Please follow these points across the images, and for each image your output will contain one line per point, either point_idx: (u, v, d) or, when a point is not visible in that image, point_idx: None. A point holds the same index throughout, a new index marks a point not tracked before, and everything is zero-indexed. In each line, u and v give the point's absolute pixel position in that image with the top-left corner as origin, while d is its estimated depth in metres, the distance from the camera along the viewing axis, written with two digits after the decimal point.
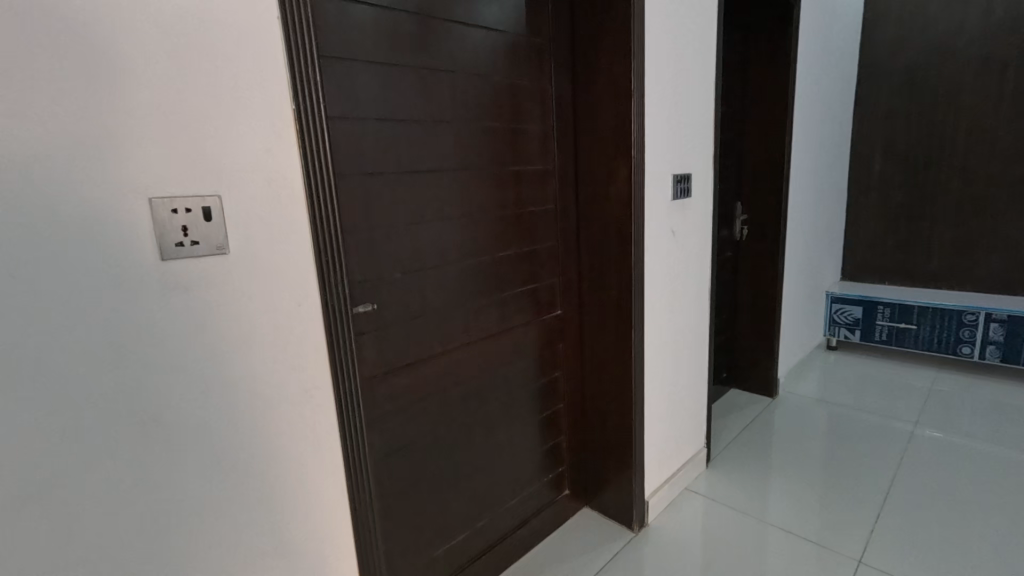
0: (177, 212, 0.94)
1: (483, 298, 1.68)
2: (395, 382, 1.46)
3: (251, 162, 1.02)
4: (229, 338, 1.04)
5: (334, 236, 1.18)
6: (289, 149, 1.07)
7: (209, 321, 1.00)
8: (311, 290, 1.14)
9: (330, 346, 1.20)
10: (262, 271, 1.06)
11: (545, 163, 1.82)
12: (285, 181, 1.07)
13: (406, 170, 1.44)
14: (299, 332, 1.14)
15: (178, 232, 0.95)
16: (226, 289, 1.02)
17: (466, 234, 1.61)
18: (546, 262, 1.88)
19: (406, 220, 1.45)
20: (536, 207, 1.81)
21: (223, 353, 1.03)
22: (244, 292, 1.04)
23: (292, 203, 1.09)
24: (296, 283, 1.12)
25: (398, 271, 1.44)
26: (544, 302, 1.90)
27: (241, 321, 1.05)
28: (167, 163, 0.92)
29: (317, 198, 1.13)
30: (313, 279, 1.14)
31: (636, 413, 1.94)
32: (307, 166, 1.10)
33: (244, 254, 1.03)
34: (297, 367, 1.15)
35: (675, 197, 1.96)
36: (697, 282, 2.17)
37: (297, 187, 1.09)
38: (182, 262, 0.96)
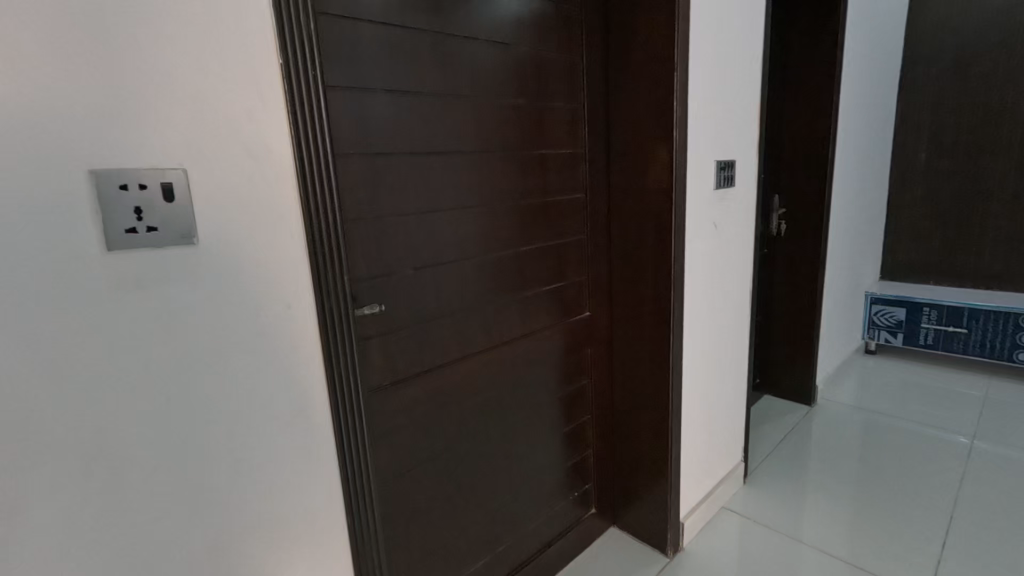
0: (129, 189, 0.75)
1: (504, 299, 1.50)
2: (405, 394, 1.28)
3: (228, 133, 0.84)
4: (200, 346, 0.85)
5: (336, 224, 1.00)
6: (278, 119, 0.89)
7: (175, 325, 0.83)
8: (306, 288, 0.97)
9: (327, 356, 1.02)
10: (239, 266, 0.88)
11: (574, 148, 1.63)
12: (272, 157, 0.89)
13: (418, 152, 1.25)
14: (289, 337, 0.96)
15: (130, 215, 0.76)
16: (198, 286, 0.84)
17: (485, 227, 1.42)
18: (574, 259, 1.68)
19: (418, 209, 1.26)
20: (564, 196, 1.62)
21: (194, 364, 0.85)
22: (220, 290, 0.86)
23: (279, 184, 0.90)
24: (285, 282, 0.93)
25: (410, 267, 1.26)
26: (572, 303, 1.71)
27: (217, 324, 0.87)
28: (119, 128, 0.74)
29: (314, 179, 0.95)
30: (308, 277, 0.97)
31: (674, 426, 1.75)
32: (299, 140, 0.92)
33: (220, 244, 0.85)
34: (289, 380, 0.97)
35: (719, 185, 1.75)
36: (739, 281, 1.96)
37: (286, 163, 0.91)
38: (140, 253, 0.78)
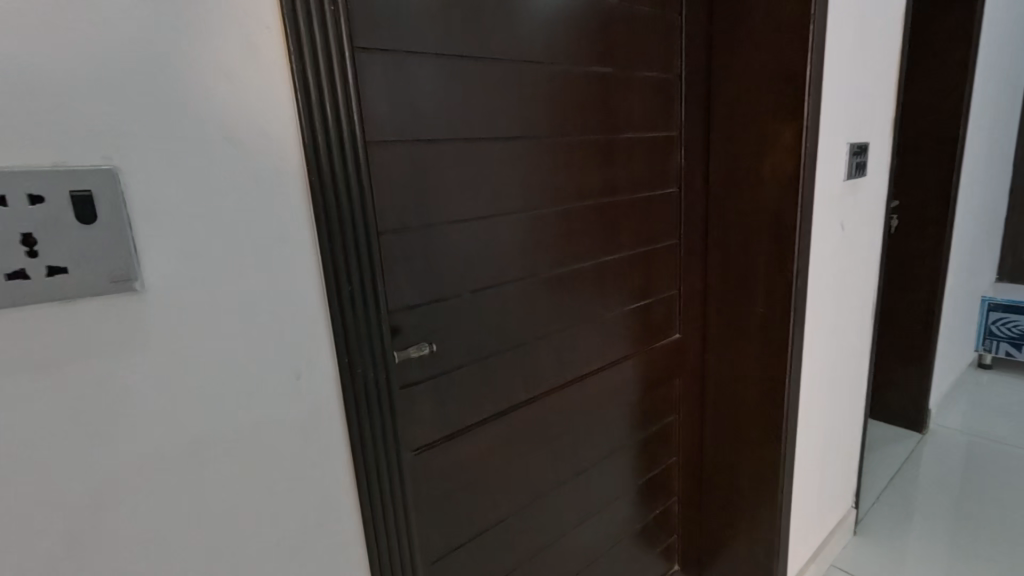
0: (13, 204, 0.47)
1: (581, 322, 1.19)
2: (460, 450, 1.00)
3: (194, 117, 0.55)
4: (167, 437, 0.57)
5: (368, 242, 0.71)
6: (279, 93, 0.60)
7: (124, 411, 0.55)
8: (328, 335, 0.68)
9: (356, 422, 0.73)
10: (219, 314, 0.59)
11: (667, 130, 1.29)
12: (268, 150, 0.60)
13: (475, 140, 0.96)
14: (302, 404, 0.67)
15: (15, 247, 0.47)
16: (154, 350, 0.55)
17: (556, 233, 1.11)
18: (663, 269, 1.36)
19: (476, 214, 0.97)
20: (655, 192, 1.29)
21: (159, 464, 0.57)
22: (190, 354, 0.58)
23: (282, 189, 0.61)
24: (295, 328, 0.65)
25: (466, 288, 0.97)
26: (659, 323, 1.39)
27: (189, 403, 0.58)
28: (10, 111, 0.46)
29: (334, 179, 0.66)
30: (329, 317, 0.68)
31: (786, 475, 1.41)
32: (313, 123, 0.63)
33: (192, 284, 0.57)
34: (303, 463, 0.69)
35: (852, 174, 1.38)
36: (862, 293, 1.58)
37: (294, 159, 0.62)
38: (48, 308, 0.50)
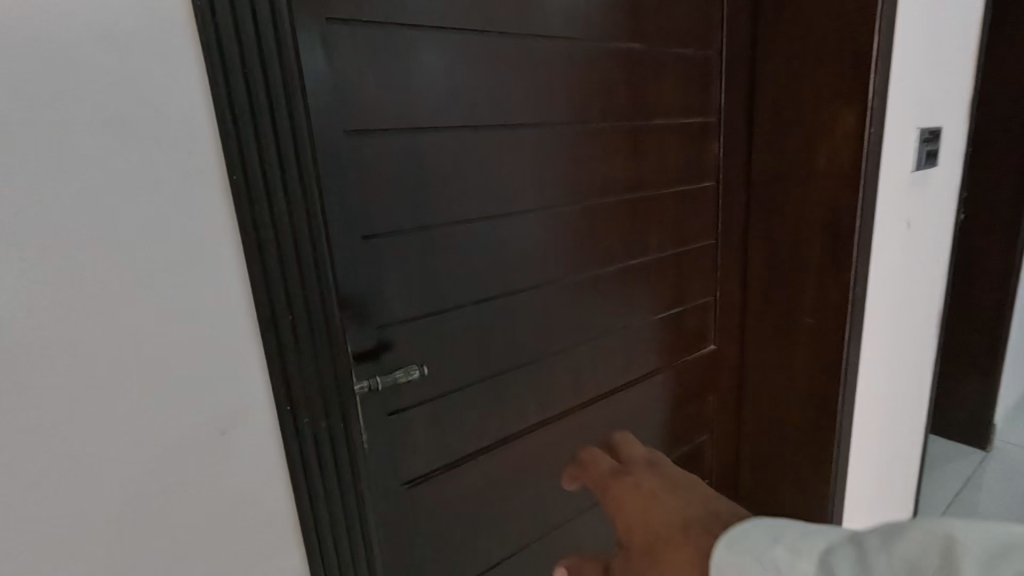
0: None
1: (603, 334, 1.05)
2: (461, 480, 0.89)
3: (95, 108, 0.44)
4: (65, 497, 0.47)
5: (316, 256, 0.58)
6: (217, 71, 0.49)
7: (18, 473, 0.44)
8: (293, 362, 0.58)
9: (308, 472, 0.61)
10: (136, 348, 0.49)
11: (703, 115, 1.13)
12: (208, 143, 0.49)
13: (480, 127, 0.82)
14: (263, 445, 0.57)
15: None
16: (52, 397, 0.45)
17: (574, 235, 0.97)
18: (698, 272, 1.20)
19: (481, 214, 0.84)
20: (689, 186, 1.13)
21: (56, 530, 0.47)
22: (88, 399, 0.47)
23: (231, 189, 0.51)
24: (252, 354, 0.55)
25: (468, 299, 0.85)
26: (692, 333, 1.23)
27: (92, 457, 0.48)
28: None
29: (271, 178, 0.54)
30: (294, 340, 0.57)
31: (836, 504, 1.25)
32: (270, 108, 0.53)
33: (107, 311, 0.47)
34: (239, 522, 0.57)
35: (921, 164, 1.19)
36: (927, 298, 1.39)
37: (244, 154, 0.52)
38: None
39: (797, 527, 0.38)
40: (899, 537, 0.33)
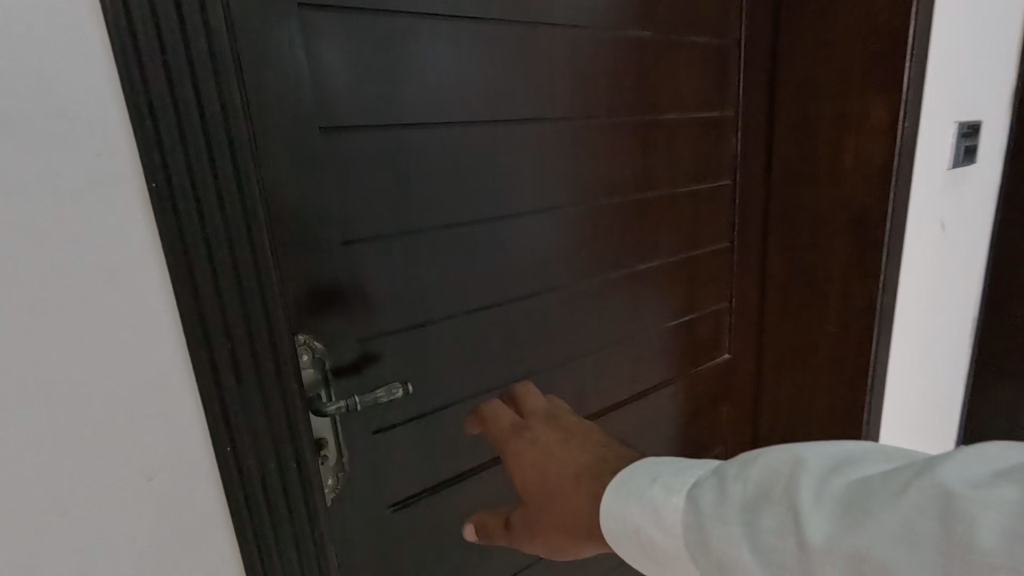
0: None
1: (609, 345, 0.98)
2: (455, 502, 0.83)
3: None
4: None
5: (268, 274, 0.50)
6: (147, 57, 0.41)
7: None
8: (258, 390, 0.51)
9: (266, 513, 0.54)
10: (66, 381, 0.42)
11: (719, 109, 1.05)
12: (152, 143, 0.42)
13: (473, 123, 0.76)
14: (224, 482, 0.51)
15: None
16: None
17: (577, 238, 0.90)
18: (712, 278, 1.13)
19: (475, 217, 0.78)
20: (704, 186, 1.06)
21: None
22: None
23: (180, 197, 0.44)
24: (209, 385, 0.48)
25: (461, 309, 0.79)
26: (706, 343, 1.16)
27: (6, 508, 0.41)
28: None
29: (216, 187, 0.46)
30: (260, 366, 0.51)
31: None
32: (228, 105, 0.46)
33: (20, 343, 0.40)
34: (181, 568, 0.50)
35: (957, 161, 1.10)
36: (960, 305, 1.30)
37: (196, 157, 0.45)
38: None
39: (675, 464, 0.43)
40: (758, 463, 0.37)
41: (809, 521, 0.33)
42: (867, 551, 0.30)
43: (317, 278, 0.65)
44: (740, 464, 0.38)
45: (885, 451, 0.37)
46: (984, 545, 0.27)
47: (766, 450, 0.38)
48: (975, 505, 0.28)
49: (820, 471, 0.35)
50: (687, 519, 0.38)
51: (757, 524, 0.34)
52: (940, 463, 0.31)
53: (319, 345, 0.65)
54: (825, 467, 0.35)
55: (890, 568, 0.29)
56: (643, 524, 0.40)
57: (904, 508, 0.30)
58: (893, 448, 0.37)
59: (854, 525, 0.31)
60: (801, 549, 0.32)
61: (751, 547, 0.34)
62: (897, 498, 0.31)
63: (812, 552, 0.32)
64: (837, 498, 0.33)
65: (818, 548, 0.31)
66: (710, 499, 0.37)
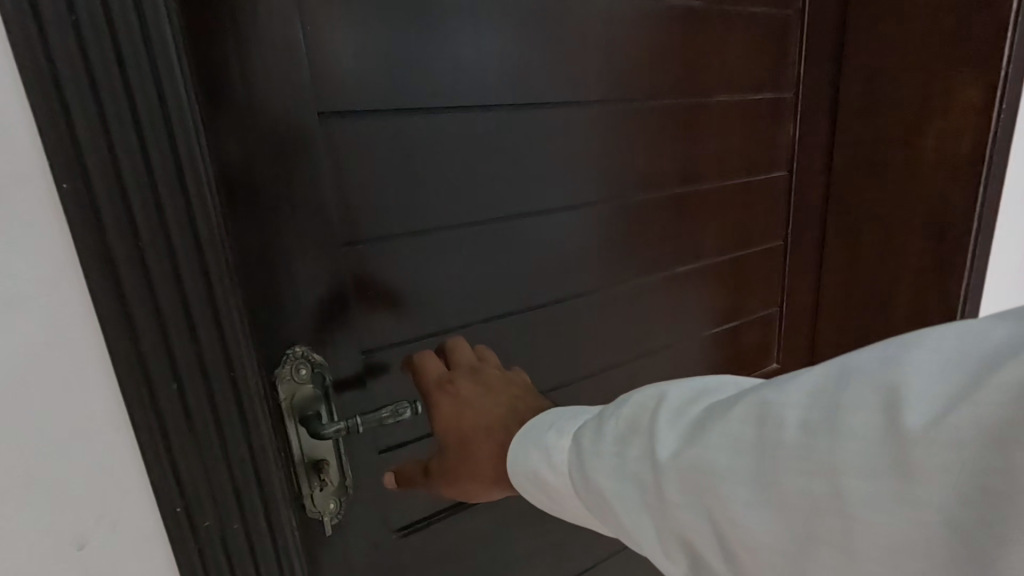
0: None
1: (646, 353, 0.89)
2: (473, 524, 0.76)
3: None
4: None
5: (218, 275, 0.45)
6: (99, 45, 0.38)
7: None
8: (232, 397, 0.47)
9: (231, 532, 0.50)
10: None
11: (779, 91, 0.93)
12: (102, 129, 0.39)
13: (497, 108, 0.67)
14: (197, 494, 0.47)
15: None
16: None
17: (610, 237, 0.81)
18: (764, 280, 1.01)
19: (499, 213, 0.70)
20: (756, 177, 0.94)
21: None
22: None
23: (136, 187, 0.41)
24: (177, 390, 0.45)
25: (482, 315, 0.71)
26: (754, 352, 1.05)
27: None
28: None
29: (172, 188, 0.42)
30: (232, 372, 0.47)
31: None
32: (189, 87, 0.42)
33: None
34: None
35: None
36: None
37: (155, 145, 0.41)
38: None
39: (572, 413, 0.46)
40: (629, 401, 0.40)
41: (663, 441, 0.36)
42: (702, 460, 0.33)
43: (315, 281, 0.58)
44: (615, 403, 0.41)
45: (738, 383, 0.40)
46: (785, 439, 0.30)
47: (638, 390, 0.41)
48: (779, 407, 0.31)
49: (675, 403, 0.38)
50: (571, 456, 0.41)
51: (623, 450, 0.37)
52: (771, 380, 0.34)
53: (317, 356, 0.59)
54: (685, 397, 0.38)
55: (715, 470, 0.32)
56: (541, 465, 0.43)
57: (734, 417, 0.33)
58: (747, 380, 0.40)
59: (694, 439, 0.34)
60: (654, 465, 0.35)
61: (616, 470, 0.37)
62: (728, 411, 0.34)
63: (660, 467, 0.35)
64: (690, 421, 0.36)
65: (665, 463, 0.34)
66: (589, 435, 0.40)
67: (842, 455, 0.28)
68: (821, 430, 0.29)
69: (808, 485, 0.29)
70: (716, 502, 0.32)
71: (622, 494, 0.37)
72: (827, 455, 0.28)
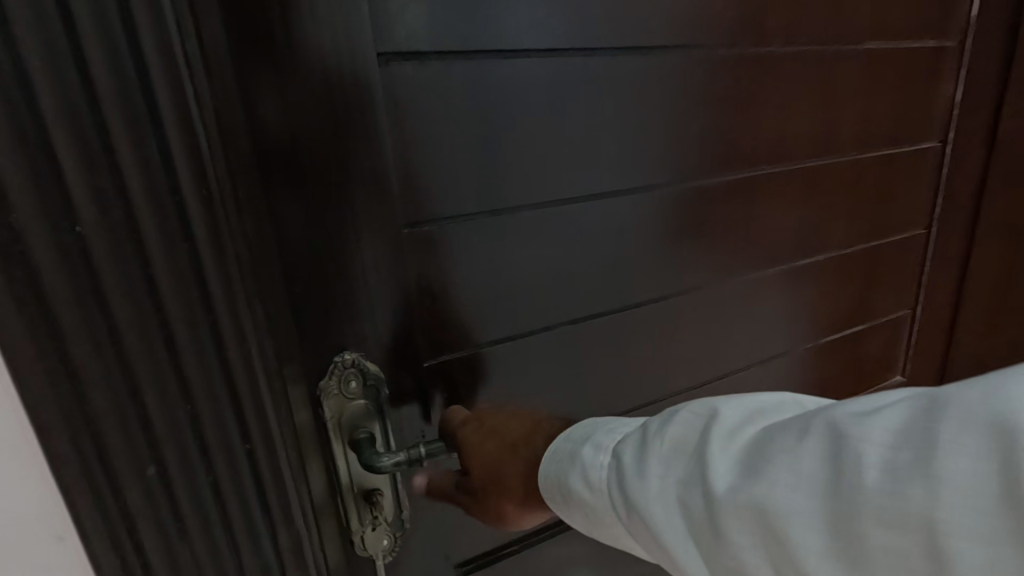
0: None
1: (755, 361, 0.74)
2: (552, 553, 0.65)
3: None
4: None
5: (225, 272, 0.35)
6: None
7: None
8: (255, 415, 0.38)
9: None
10: None
11: (942, 37, 0.73)
12: (80, 71, 0.28)
13: (596, 53, 0.53)
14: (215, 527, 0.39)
15: None
16: None
17: (725, 220, 0.65)
18: (900, 276, 0.83)
19: (595, 188, 0.56)
20: (904, 148, 0.75)
21: None
22: None
23: (127, 149, 0.30)
24: (185, 412, 0.35)
25: (569, 313, 0.58)
26: (880, 361, 0.87)
27: None
28: None
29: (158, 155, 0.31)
30: (258, 380, 0.38)
31: None
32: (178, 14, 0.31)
33: None
34: None
35: None
36: None
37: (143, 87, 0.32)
38: None
39: (611, 424, 0.39)
40: (677, 418, 0.34)
41: (714, 468, 0.29)
42: (766, 499, 0.26)
43: (369, 272, 0.46)
44: (661, 416, 0.34)
45: (804, 403, 0.33)
46: (867, 482, 0.24)
47: (687, 402, 0.35)
48: (861, 442, 0.25)
49: (731, 423, 0.31)
50: (610, 473, 0.35)
51: (668, 472, 0.31)
52: (843, 402, 0.28)
53: (371, 365, 0.48)
54: (740, 413, 0.32)
55: (781, 511, 0.26)
56: (576, 480, 0.37)
57: (805, 447, 0.27)
58: (815, 400, 0.34)
59: (755, 468, 0.28)
60: (702, 495, 0.29)
61: (659, 496, 0.31)
62: (792, 434, 0.27)
63: (711, 498, 0.28)
64: (748, 446, 0.30)
65: (717, 495, 0.28)
66: (631, 452, 0.34)
67: (950, 513, 0.21)
68: (916, 477, 0.22)
69: (899, 544, 0.22)
70: (780, 550, 0.26)
71: (665, 522, 0.30)
72: (925, 511, 0.22)
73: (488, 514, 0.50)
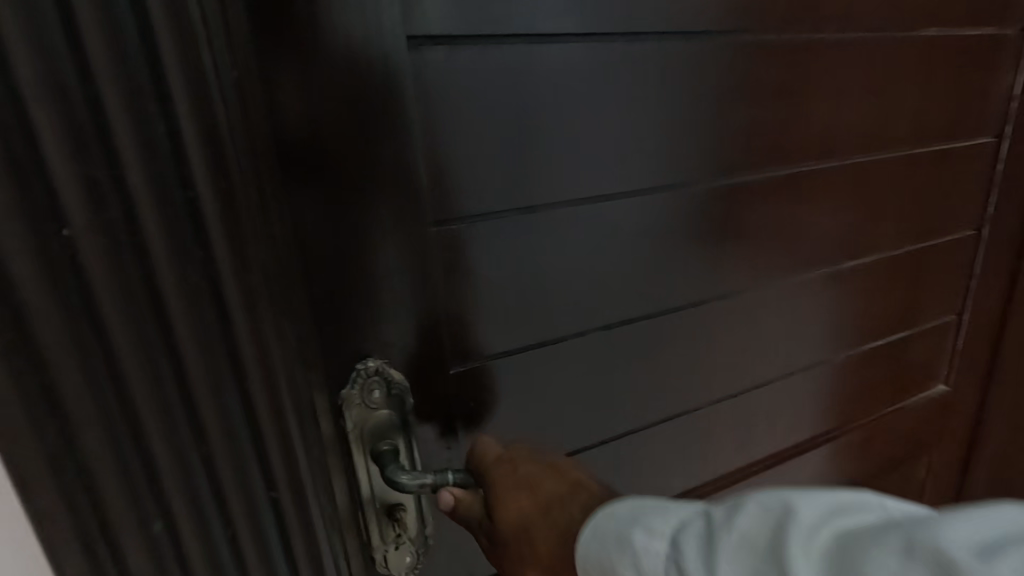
0: None
1: (794, 370, 0.70)
2: None
3: None
4: None
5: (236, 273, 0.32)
6: None
7: None
8: (272, 422, 0.36)
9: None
10: None
11: (1003, 25, 0.68)
12: (85, 53, 0.26)
13: (638, 39, 0.49)
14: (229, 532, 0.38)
15: None
16: None
17: (768, 221, 0.61)
18: (948, 281, 0.78)
19: (633, 185, 0.52)
20: (958, 145, 0.71)
21: None
22: None
23: (134, 140, 0.28)
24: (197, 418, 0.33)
25: (604, 318, 0.55)
26: (923, 371, 0.83)
27: None
28: None
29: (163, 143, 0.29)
30: (276, 387, 0.36)
31: None
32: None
33: None
34: None
35: None
36: None
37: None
38: None
39: (656, 502, 0.35)
40: (747, 509, 0.30)
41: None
42: None
43: (395, 274, 0.43)
44: (728, 507, 0.31)
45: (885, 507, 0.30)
46: None
47: (753, 492, 0.31)
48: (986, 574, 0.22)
49: (816, 525, 0.28)
50: (669, 565, 0.30)
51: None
52: (943, 519, 0.26)
53: (396, 374, 0.45)
54: (818, 513, 0.29)
55: None
56: (623, 567, 0.32)
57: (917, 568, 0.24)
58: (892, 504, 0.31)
59: None
60: None
61: None
62: (888, 542, 0.25)
63: None
64: (839, 555, 0.26)
65: None
66: (693, 542, 0.30)
67: None
68: None
69: None
70: None
71: None
72: None
73: (499, 568, 0.44)
